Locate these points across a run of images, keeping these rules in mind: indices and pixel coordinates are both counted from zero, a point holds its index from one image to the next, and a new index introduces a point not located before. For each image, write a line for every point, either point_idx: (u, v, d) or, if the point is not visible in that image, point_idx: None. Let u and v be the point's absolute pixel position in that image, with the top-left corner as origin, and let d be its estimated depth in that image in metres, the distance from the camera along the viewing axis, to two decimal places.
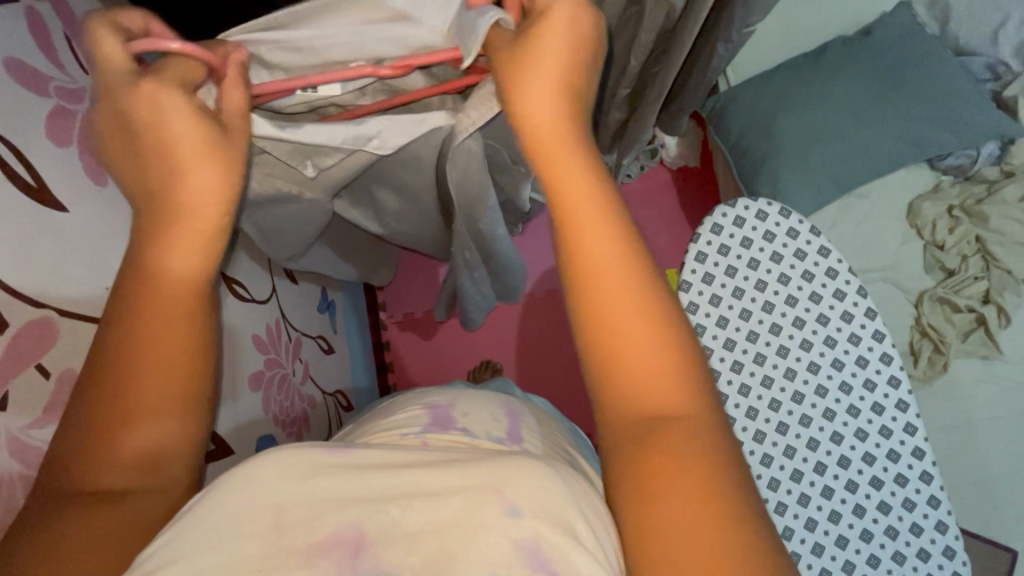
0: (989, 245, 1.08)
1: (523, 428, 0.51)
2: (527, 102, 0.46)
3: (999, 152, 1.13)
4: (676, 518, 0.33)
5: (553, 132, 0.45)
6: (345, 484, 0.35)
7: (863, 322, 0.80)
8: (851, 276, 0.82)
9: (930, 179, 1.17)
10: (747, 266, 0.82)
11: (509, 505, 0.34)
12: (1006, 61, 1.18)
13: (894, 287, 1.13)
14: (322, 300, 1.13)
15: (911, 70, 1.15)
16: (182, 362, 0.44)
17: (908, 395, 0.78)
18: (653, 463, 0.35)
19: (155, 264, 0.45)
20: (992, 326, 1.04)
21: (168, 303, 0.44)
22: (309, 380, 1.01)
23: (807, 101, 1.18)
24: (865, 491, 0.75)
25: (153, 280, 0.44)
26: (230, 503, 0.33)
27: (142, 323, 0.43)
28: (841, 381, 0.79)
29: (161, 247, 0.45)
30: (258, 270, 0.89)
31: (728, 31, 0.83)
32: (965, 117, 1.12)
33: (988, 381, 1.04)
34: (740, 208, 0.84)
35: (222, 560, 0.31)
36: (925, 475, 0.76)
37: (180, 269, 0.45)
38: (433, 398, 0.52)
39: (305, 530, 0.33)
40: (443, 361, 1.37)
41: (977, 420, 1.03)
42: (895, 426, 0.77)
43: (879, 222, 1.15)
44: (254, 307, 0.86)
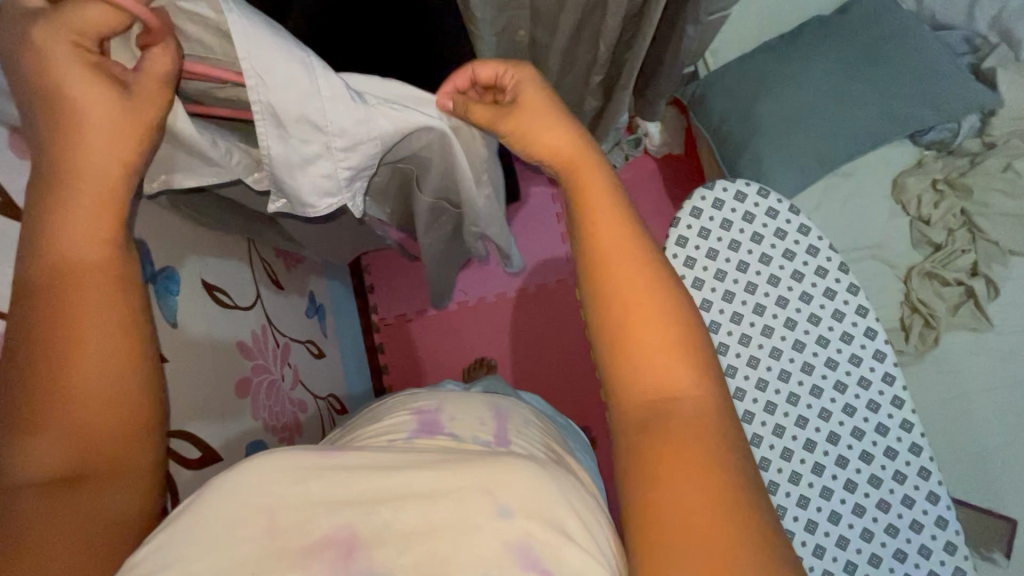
0: (974, 217, 1.08)
1: (511, 428, 0.50)
2: (546, 135, 0.48)
3: (979, 124, 1.15)
4: (681, 504, 0.33)
5: (579, 156, 0.47)
6: (334, 485, 0.34)
7: (846, 298, 0.80)
8: (832, 253, 0.81)
9: (913, 155, 1.17)
10: (728, 248, 0.82)
11: (499, 506, 0.33)
12: (983, 33, 1.19)
13: (881, 264, 1.13)
14: (310, 304, 1.12)
15: (887, 46, 1.15)
16: (120, 347, 0.41)
17: (894, 368, 0.78)
18: (659, 449, 0.35)
19: (63, 249, 0.41)
20: (980, 298, 1.05)
21: (92, 284, 0.41)
22: (299, 385, 0.99)
23: (785, 82, 1.18)
24: (855, 466, 0.75)
25: (65, 266, 0.41)
26: (217, 511, 0.32)
27: (66, 305, 0.40)
28: (827, 357, 0.79)
29: (71, 222, 0.42)
30: (241, 277, 0.87)
31: (697, 14, 0.83)
32: (945, 91, 1.12)
33: (979, 352, 1.05)
34: (718, 190, 0.83)
35: (209, 565, 0.30)
36: (914, 447, 0.76)
37: (99, 250, 0.42)
38: (421, 402, 0.51)
39: (296, 532, 0.32)
40: (435, 361, 1.35)
41: (970, 392, 1.03)
42: (882, 399, 0.77)
43: (865, 199, 1.15)
44: (237, 313, 0.84)
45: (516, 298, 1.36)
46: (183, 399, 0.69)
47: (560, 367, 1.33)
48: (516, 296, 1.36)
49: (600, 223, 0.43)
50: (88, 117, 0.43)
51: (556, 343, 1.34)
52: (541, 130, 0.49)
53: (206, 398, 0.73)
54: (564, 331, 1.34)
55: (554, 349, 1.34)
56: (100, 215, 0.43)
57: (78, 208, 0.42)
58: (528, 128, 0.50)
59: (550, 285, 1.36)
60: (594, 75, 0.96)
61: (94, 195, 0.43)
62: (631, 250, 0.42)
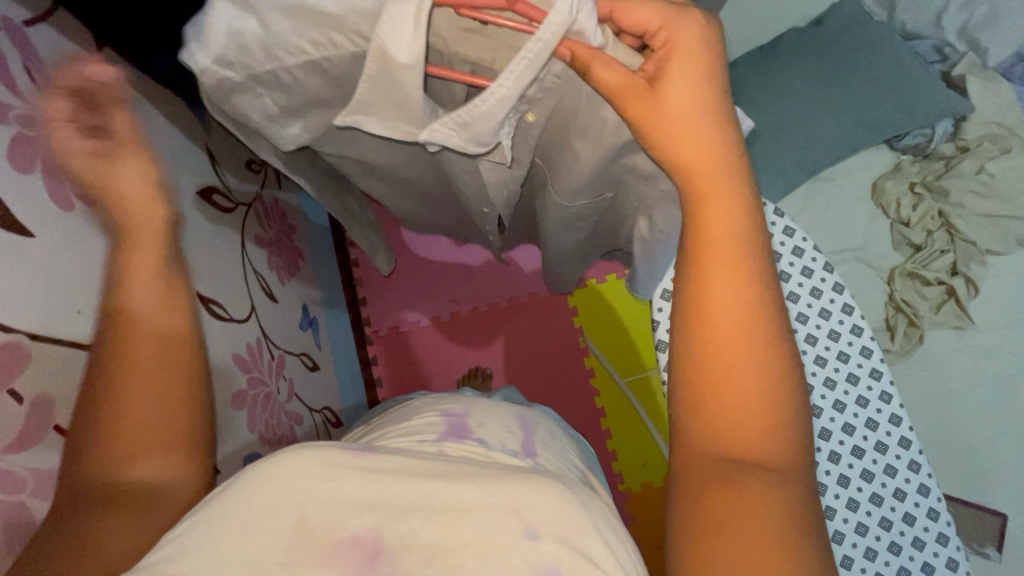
0: (951, 218, 1.11)
1: (536, 443, 0.51)
2: (678, 146, 0.47)
3: (953, 129, 1.18)
4: (740, 553, 0.34)
5: (706, 172, 0.46)
6: (365, 486, 0.34)
7: (832, 297, 0.81)
8: (817, 254, 0.82)
9: (890, 159, 1.21)
10: None
11: (526, 527, 0.33)
12: (951, 42, 1.23)
13: (864, 266, 1.16)
14: (304, 317, 1.11)
15: (863, 54, 1.19)
16: (163, 373, 0.46)
17: (881, 363, 0.80)
18: (725, 499, 0.36)
19: (123, 306, 0.47)
20: (961, 297, 1.07)
21: (148, 337, 0.47)
22: (294, 398, 0.98)
23: (767, 90, 1.20)
24: (848, 462, 0.77)
25: (124, 325, 0.46)
26: (250, 502, 0.33)
27: (118, 360, 0.45)
28: (816, 355, 0.80)
29: (133, 288, 0.48)
30: (236, 290, 0.86)
31: None
32: (919, 97, 1.15)
33: (962, 350, 1.07)
34: None
35: (237, 559, 0.31)
36: (904, 441, 0.78)
37: (158, 306, 0.48)
38: (446, 407, 0.52)
39: (325, 530, 0.32)
40: (430, 371, 1.34)
41: (954, 390, 1.06)
42: (871, 394, 0.79)
43: (847, 204, 1.19)
44: (232, 326, 0.83)
45: (509, 308, 1.37)
46: None
47: (555, 376, 1.33)
48: (509, 306, 1.37)
49: (721, 254, 0.43)
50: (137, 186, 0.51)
51: (552, 351, 1.34)
52: (677, 134, 0.47)
53: None
54: (559, 340, 1.35)
55: (548, 358, 1.34)
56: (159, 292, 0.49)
57: (136, 276, 0.48)
58: (660, 127, 0.48)
59: (542, 294, 1.37)
60: None
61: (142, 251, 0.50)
62: (744, 292, 0.42)
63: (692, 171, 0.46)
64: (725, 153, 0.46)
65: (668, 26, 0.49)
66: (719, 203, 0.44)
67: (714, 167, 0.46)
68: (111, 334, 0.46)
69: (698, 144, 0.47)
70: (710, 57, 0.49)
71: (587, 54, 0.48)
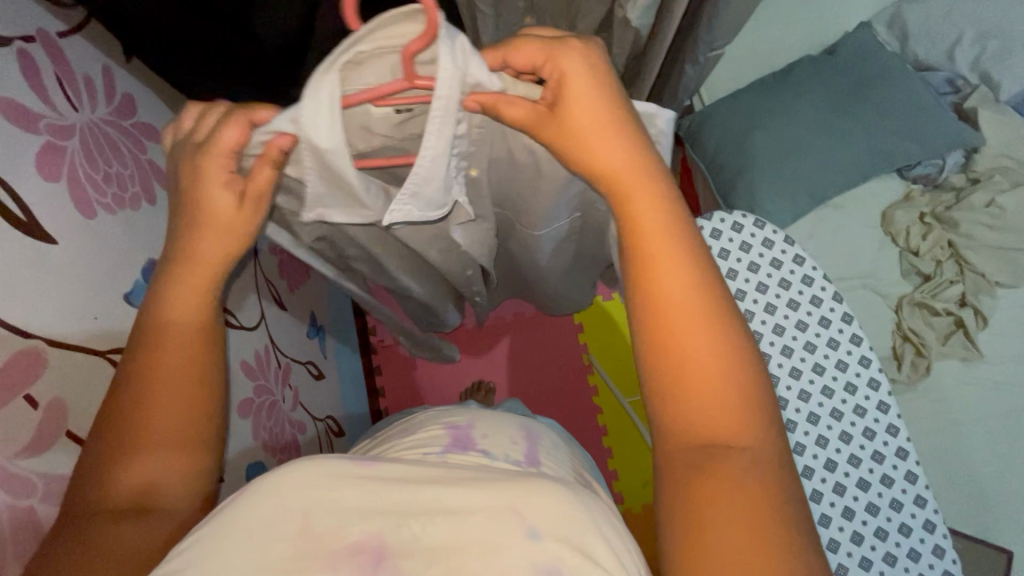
0: (961, 249, 1.11)
1: (541, 453, 0.52)
2: (601, 152, 0.47)
3: (964, 161, 1.19)
4: (725, 539, 0.34)
5: (634, 175, 0.46)
6: (367, 494, 0.35)
7: (842, 327, 0.82)
8: (826, 283, 0.83)
9: (901, 188, 1.21)
10: (727, 277, 0.84)
11: (528, 528, 0.34)
12: (964, 74, 1.24)
13: (873, 293, 1.15)
14: (312, 325, 1.12)
15: (876, 84, 1.20)
16: (198, 400, 0.48)
17: (888, 396, 0.79)
18: (706, 485, 0.36)
19: (162, 315, 0.49)
20: (970, 328, 1.07)
21: (180, 346, 0.48)
22: (298, 406, 0.99)
23: (778, 116, 1.22)
24: (853, 494, 0.76)
25: (165, 329, 0.48)
26: (258, 509, 0.33)
27: (157, 360, 0.47)
28: (824, 385, 0.80)
29: (171, 299, 0.50)
30: (249, 300, 0.88)
31: (696, 54, 0.87)
32: (931, 128, 1.16)
33: (970, 381, 1.07)
34: (716, 221, 0.86)
35: (249, 562, 0.32)
36: (910, 476, 0.76)
37: (193, 314, 0.50)
38: (451, 419, 0.53)
39: (330, 535, 0.33)
40: (434, 382, 1.35)
41: (962, 422, 1.05)
42: (877, 426, 0.78)
43: (856, 230, 1.19)
44: (242, 334, 0.84)
45: (513, 323, 1.37)
46: None
47: (558, 391, 1.33)
48: (515, 320, 1.37)
49: (654, 267, 0.43)
50: (210, 213, 0.50)
51: (557, 366, 1.35)
52: (598, 139, 0.47)
53: None
54: (564, 354, 1.35)
55: (550, 374, 1.34)
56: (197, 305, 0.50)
57: (176, 291, 0.50)
58: (586, 135, 0.47)
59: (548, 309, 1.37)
60: None
61: (190, 275, 0.50)
62: (685, 291, 0.42)
63: (621, 176, 0.47)
64: (647, 153, 0.47)
65: (554, 55, 0.47)
66: (650, 207, 0.46)
67: (640, 177, 0.46)
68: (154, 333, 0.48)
69: (624, 156, 0.47)
70: (600, 64, 0.48)
71: (494, 99, 0.48)
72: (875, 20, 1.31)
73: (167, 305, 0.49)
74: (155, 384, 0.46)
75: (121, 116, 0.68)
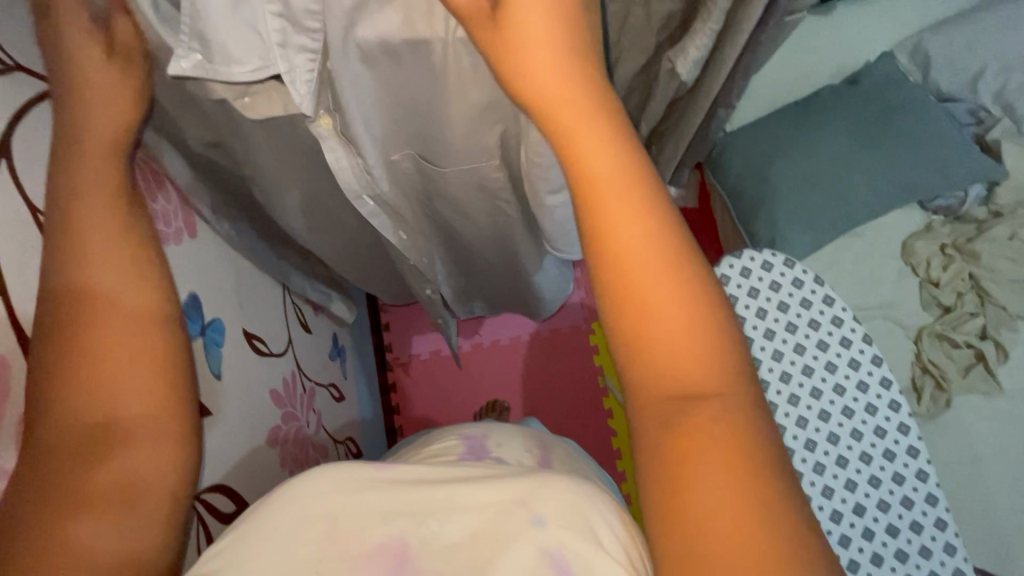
0: (982, 282, 1.10)
1: (552, 459, 0.54)
2: (531, 70, 0.40)
3: (985, 194, 1.19)
4: (712, 512, 0.30)
5: (563, 91, 0.39)
6: (389, 495, 0.37)
7: (870, 370, 0.82)
8: (856, 325, 0.84)
9: (921, 219, 1.21)
10: (755, 316, 0.85)
11: (534, 516, 0.36)
12: (987, 106, 1.24)
13: (893, 324, 1.15)
14: (333, 346, 1.15)
15: (898, 116, 1.21)
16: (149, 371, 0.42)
17: (918, 441, 0.80)
18: (685, 454, 0.32)
19: (85, 280, 0.42)
20: (990, 362, 1.06)
21: (112, 316, 0.42)
22: (321, 430, 1.02)
23: (800, 148, 1.23)
24: (882, 540, 0.76)
25: (87, 295, 0.42)
26: (286, 513, 0.36)
27: (87, 335, 0.40)
28: (853, 428, 0.80)
29: (100, 260, 0.43)
30: (274, 325, 0.92)
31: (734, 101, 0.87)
32: (952, 161, 1.17)
33: (989, 416, 1.05)
34: (746, 259, 0.88)
35: (280, 560, 0.35)
36: (940, 522, 0.77)
37: (135, 289, 0.43)
38: (467, 430, 0.55)
39: (354, 537, 0.35)
40: (452, 399, 1.37)
41: (983, 456, 1.03)
42: (907, 471, 0.79)
43: (875, 261, 1.18)
44: (270, 360, 0.88)
45: (529, 344, 1.39)
46: (223, 462, 0.72)
47: (571, 412, 1.35)
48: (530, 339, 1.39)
49: (606, 196, 0.36)
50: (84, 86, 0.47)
51: (572, 386, 1.36)
52: (530, 55, 0.40)
53: (239, 437, 0.76)
54: (580, 375, 1.36)
55: (565, 394, 1.36)
56: (124, 256, 0.44)
57: (98, 249, 0.43)
58: (511, 44, 0.40)
59: (564, 330, 1.38)
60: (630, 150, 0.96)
61: (104, 224, 0.44)
62: (645, 221, 0.36)
63: (555, 97, 0.39)
64: (579, 63, 0.40)
65: None
66: (586, 127, 0.37)
67: (588, 90, 0.39)
68: (78, 305, 0.41)
69: (565, 69, 0.39)
70: None
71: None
72: (897, 49, 1.31)
73: (69, 255, 0.42)
74: (84, 364, 0.40)
75: None
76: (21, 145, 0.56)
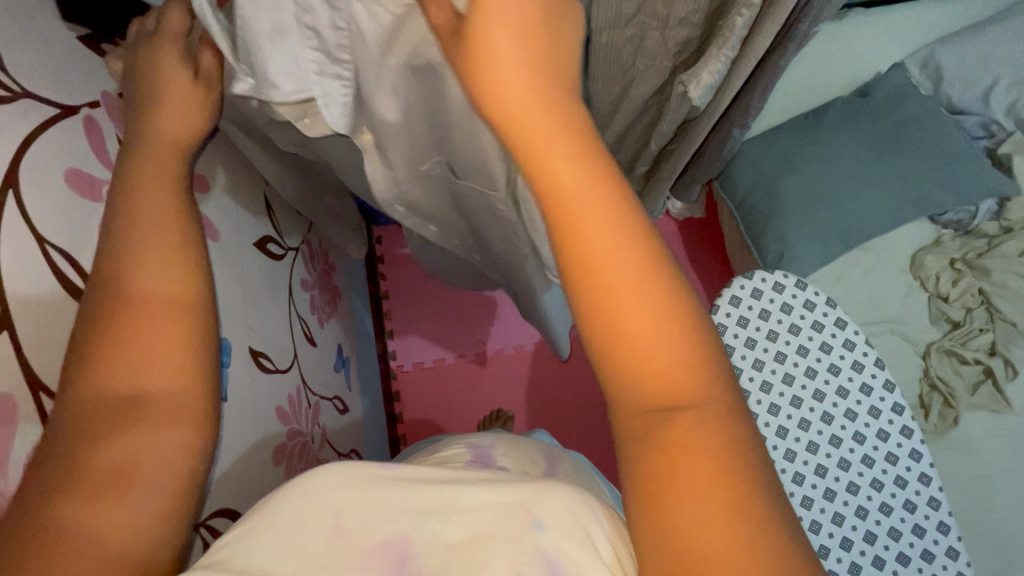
0: (992, 298, 1.09)
1: (556, 471, 0.54)
2: (499, 79, 0.40)
3: (996, 209, 1.17)
4: (700, 527, 0.30)
5: (534, 106, 0.39)
6: (393, 493, 0.38)
7: (882, 395, 0.82)
8: (868, 349, 0.83)
9: (931, 233, 1.20)
10: (766, 338, 0.84)
11: (534, 520, 0.36)
12: (999, 119, 1.23)
13: (901, 339, 1.14)
14: (338, 357, 1.16)
15: (909, 130, 1.19)
16: (184, 375, 0.45)
17: (930, 468, 0.79)
18: (671, 467, 0.32)
19: (129, 286, 0.45)
20: (998, 378, 1.05)
21: (158, 319, 0.44)
22: (326, 445, 1.03)
23: (810, 162, 1.22)
24: (893, 568, 0.76)
25: (130, 298, 0.44)
26: (294, 510, 0.37)
27: (127, 330, 0.43)
28: (864, 454, 0.80)
29: (144, 264, 0.46)
30: (282, 340, 0.92)
31: (744, 119, 0.86)
32: (963, 175, 1.16)
33: (998, 434, 1.04)
34: (757, 280, 0.86)
35: (286, 555, 0.35)
36: (951, 551, 0.76)
37: (176, 290, 0.46)
38: (473, 439, 0.55)
39: (359, 535, 0.36)
40: (457, 408, 1.38)
41: (991, 475, 1.02)
42: (919, 499, 0.78)
43: (883, 275, 1.18)
44: (276, 376, 0.88)
45: (534, 354, 1.39)
46: (230, 481, 0.72)
47: (575, 421, 1.35)
48: (535, 348, 1.39)
49: (577, 211, 0.36)
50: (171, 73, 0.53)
51: (576, 397, 1.36)
52: (503, 70, 0.40)
53: (244, 451, 0.76)
54: (585, 384, 1.36)
55: (570, 403, 1.36)
56: (171, 257, 0.47)
57: (146, 246, 0.46)
58: (486, 52, 0.40)
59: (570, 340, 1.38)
60: (637, 164, 0.96)
61: (154, 227, 0.47)
62: (616, 231, 0.36)
63: (525, 113, 0.39)
64: (547, 82, 0.41)
65: None
66: (558, 142, 0.38)
67: (555, 107, 0.40)
68: (121, 306, 0.44)
69: (536, 82, 0.40)
70: None
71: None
72: (909, 59, 1.29)
73: (120, 253, 0.46)
74: (119, 355, 0.42)
75: None
76: (26, 172, 0.54)
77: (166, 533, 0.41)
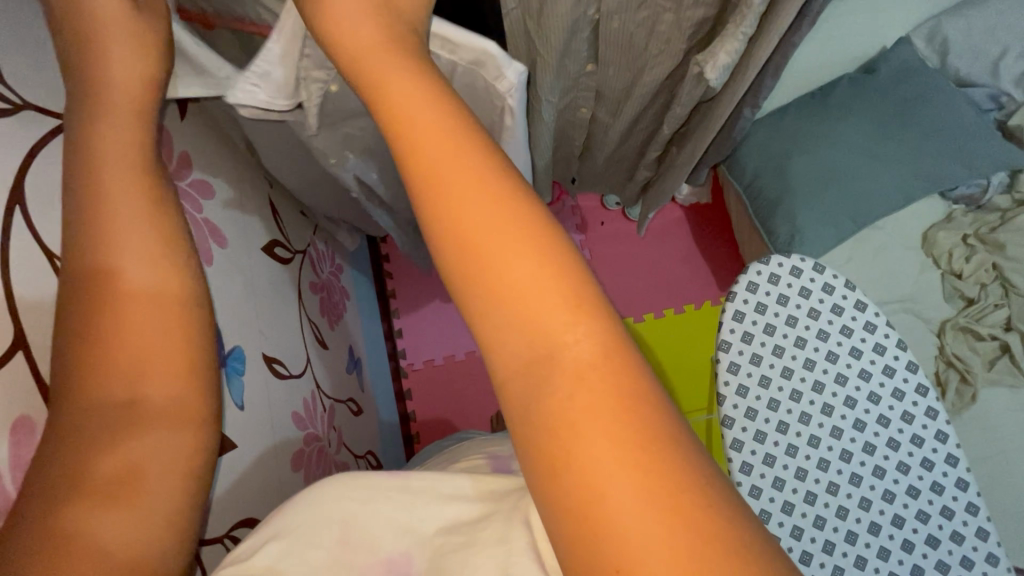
0: (1006, 272, 1.08)
1: None
2: (392, 102, 0.41)
3: (1008, 181, 1.15)
4: (621, 507, 0.28)
5: (408, 116, 0.40)
6: (394, 509, 0.43)
7: (906, 376, 0.81)
8: (890, 330, 0.82)
9: (942, 208, 1.18)
10: (785, 323, 0.83)
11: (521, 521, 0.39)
12: (1008, 91, 1.22)
13: (914, 318, 1.13)
14: (349, 358, 1.16)
15: (917, 104, 1.17)
16: (170, 363, 0.49)
17: (957, 449, 0.79)
18: (565, 445, 0.31)
19: (118, 275, 0.49)
20: (1016, 354, 1.04)
21: (146, 306, 0.49)
22: (343, 447, 1.03)
23: (820, 141, 1.20)
24: (922, 551, 0.75)
25: (117, 287, 0.48)
26: (304, 518, 0.43)
27: (121, 323, 0.47)
28: (889, 438, 0.79)
29: (129, 250, 0.49)
30: (294, 345, 0.92)
31: (758, 99, 0.84)
32: (974, 148, 1.14)
33: (1017, 410, 1.04)
34: (774, 265, 0.85)
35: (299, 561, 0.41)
36: (982, 531, 0.75)
37: (159, 275, 0.51)
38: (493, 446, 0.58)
39: (365, 550, 0.42)
40: (470, 404, 1.39)
41: (1010, 451, 1.02)
42: (947, 480, 0.78)
43: (895, 253, 1.16)
44: (290, 380, 0.88)
45: None
46: (249, 488, 0.73)
47: None
48: None
49: (466, 216, 0.36)
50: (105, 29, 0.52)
51: None
52: (392, 89, 0.42)
53: (262, 457, 0.77)
54: None
55: None
56: (154, 250, 0.51)
57: (129, 238, 0.50)
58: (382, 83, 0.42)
59: None
60: (649, 150, 0.95)
61: (129, 214, 0.50)
62: (491, 211, 0.36)
63: (406, 123, 0.40)
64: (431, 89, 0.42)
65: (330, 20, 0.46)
66: (440, 147, 0.38)
67: (434, 119, 0.40)
68: (104, 290, 0.48)
69: (420, 91, 0.41)
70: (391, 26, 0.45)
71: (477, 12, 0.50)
72: (914, 34, 1.25)
73: (100, 246, 0.49)
74: (105, 348, 0.47)
75: (180, 176, 0.72)
76: (34, 192, 0.54)
77: (170, 514, 0.46)
